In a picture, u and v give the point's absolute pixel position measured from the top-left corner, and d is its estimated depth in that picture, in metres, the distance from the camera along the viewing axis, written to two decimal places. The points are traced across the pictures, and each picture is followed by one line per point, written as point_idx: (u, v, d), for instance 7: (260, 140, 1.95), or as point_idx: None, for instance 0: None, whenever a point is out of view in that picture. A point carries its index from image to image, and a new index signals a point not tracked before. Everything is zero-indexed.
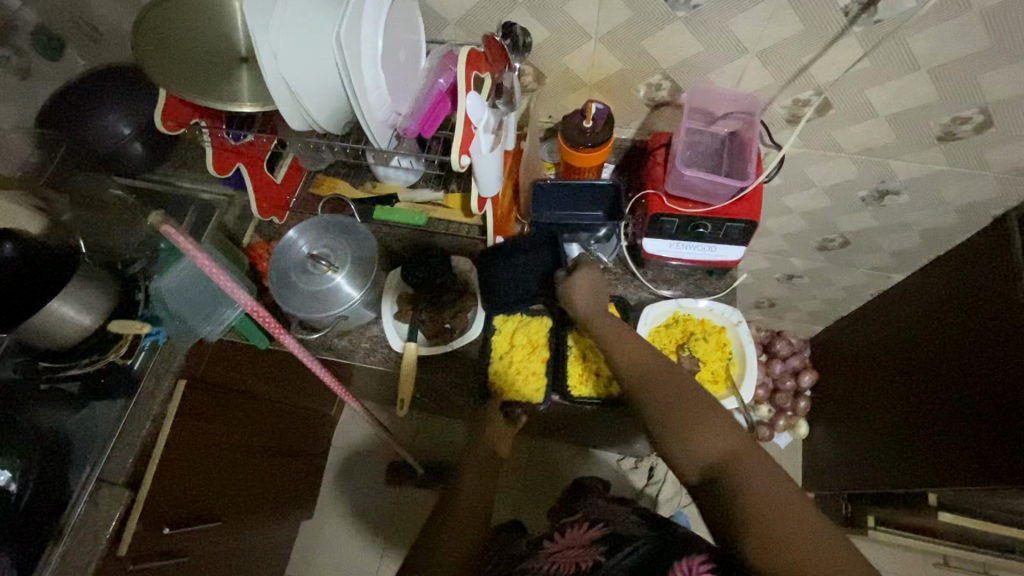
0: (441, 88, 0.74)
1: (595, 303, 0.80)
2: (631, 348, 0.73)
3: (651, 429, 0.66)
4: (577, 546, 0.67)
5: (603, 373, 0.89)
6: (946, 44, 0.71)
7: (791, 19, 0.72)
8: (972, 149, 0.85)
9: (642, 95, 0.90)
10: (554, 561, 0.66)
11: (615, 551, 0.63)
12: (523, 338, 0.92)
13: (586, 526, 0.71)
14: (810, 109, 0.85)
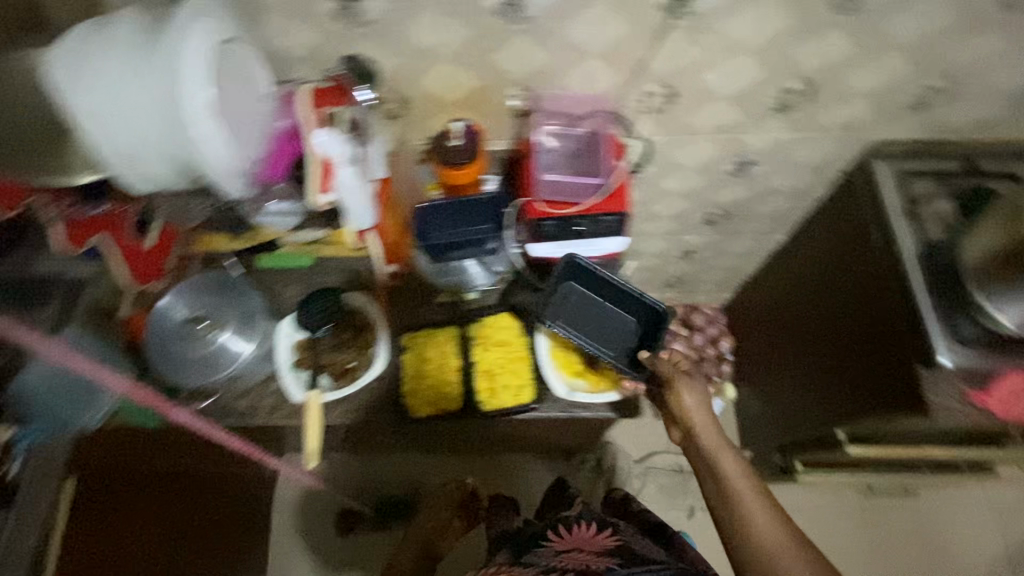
0: (281, 130, 0.76)
1: (716, 435, 0.81)
2: (741, 481, 0.73)
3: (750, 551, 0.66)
4: (587, 550, 0.87)
5: (512, 384, 0.90)
6: (757, 25, 0.78)
7: (618, 19, 0.76)
8: (806, 115, 0.93)
9: (505, 107, 0.92)
10: (568, 559, 0.85)
11: (629, 562, 0.80)
12: (433, 353, 0.92)
13: (594, 530, 0.92)
14: (660, 99, 0.90)
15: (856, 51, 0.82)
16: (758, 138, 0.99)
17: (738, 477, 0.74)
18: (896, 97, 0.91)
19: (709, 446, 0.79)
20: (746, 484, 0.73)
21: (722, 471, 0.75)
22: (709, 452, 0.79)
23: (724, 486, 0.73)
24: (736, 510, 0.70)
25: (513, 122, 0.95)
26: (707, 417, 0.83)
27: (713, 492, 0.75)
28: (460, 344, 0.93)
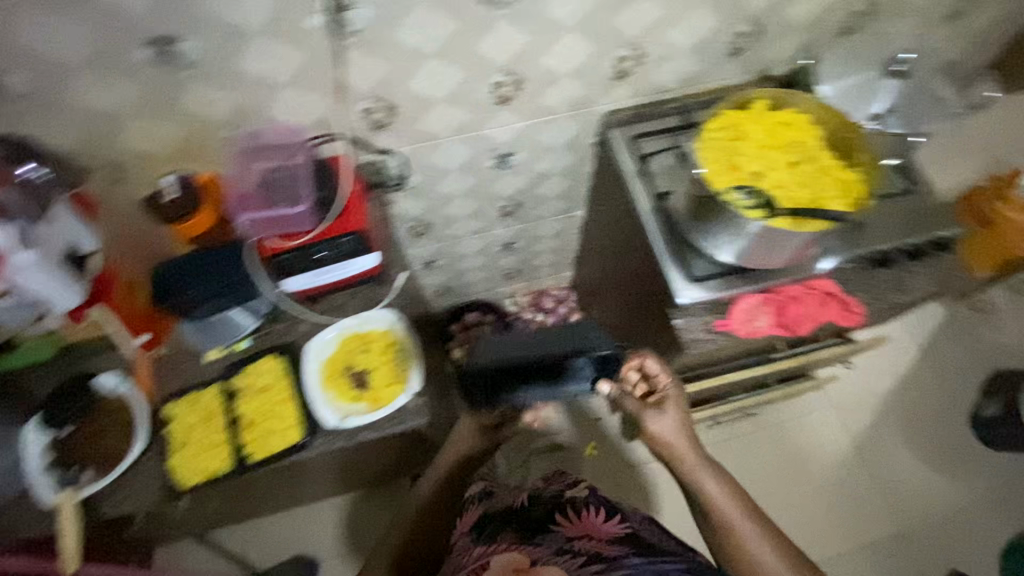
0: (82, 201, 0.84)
1: (704, 462, 0.83)
2: (733, 508, 0.78)
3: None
4: (598, 538, 0.75)
5: (349, 387, 0.86)
6: (575, 5, 0.82)
7: (445, 18, 0.78)
8: (646, 77, 1.01)
9: (362, 121, 0.92)
10: (578, 545, 0.74)
11: (645, 553, 0.70)
12: (258, 382, 0.88)
13: (604, 517, 0.80)
14: (509, 87, 0.94)
15: (671, 11, 0.88)
16: (610, 104, 1.06)
17: (731, 505, 0.78)
18: (720, 46, 0.97)
19: (697, 475, 0.82)
20: (737, 509, 0.78)
21: (712, 500, 0.80)
22: (696, 486, 0.82)
23: (716, 519, 0.78)
24: (732, 545, 0.75)
25: (375, 134, 0.95)
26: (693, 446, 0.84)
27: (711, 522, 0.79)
28: (284, 362, 0.89)
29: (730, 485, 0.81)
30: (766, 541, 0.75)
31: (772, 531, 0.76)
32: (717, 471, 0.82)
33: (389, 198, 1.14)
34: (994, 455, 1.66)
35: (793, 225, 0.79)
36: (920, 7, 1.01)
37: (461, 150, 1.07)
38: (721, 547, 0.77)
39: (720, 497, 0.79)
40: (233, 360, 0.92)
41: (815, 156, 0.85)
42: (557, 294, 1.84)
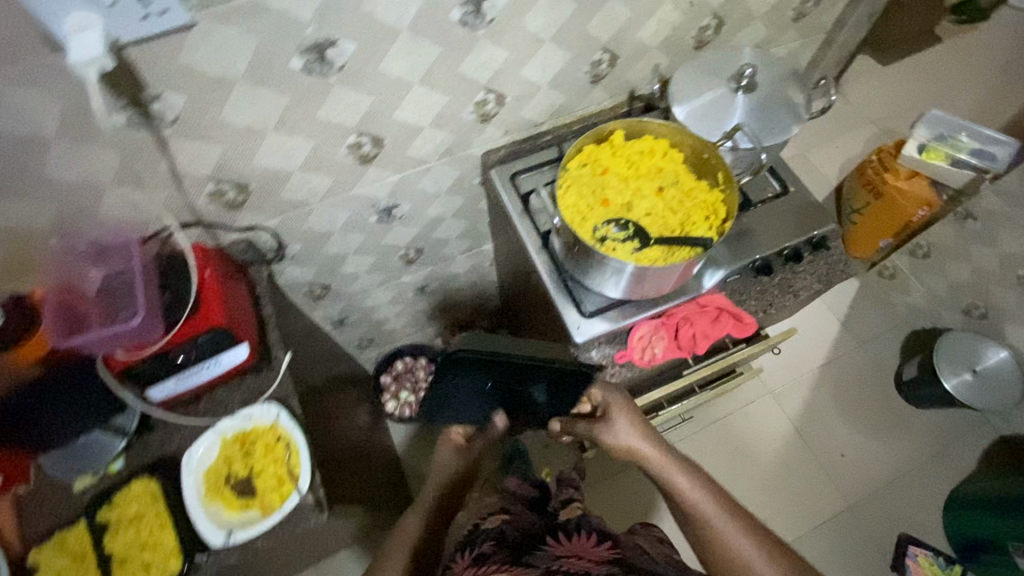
0: None
1: (680, 465, 0.81)
2: (714, 509, 0.75)
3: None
4: (587, 559, 0.67)
5: (234, 489, 0.80)
6: (413, 62, 0.79)
7: (272, 94, 0.73)
8: (510, 114, 0.99)
9: (213, 204, 0.86)
10: (565, 566, 0.65)
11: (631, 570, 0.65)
12: (133, 510, 0.78)
13: (595, 540, 0.71)
14: (368, 146, 0.90)
15: (517, 52, 0.87)
16: (484, 144, 1.03)
17: (711, 507, 0.75)
18: (577, 75, 0.97)
19: (671, 477, 0.80)
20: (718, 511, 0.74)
21: (693, 502, 0.76)
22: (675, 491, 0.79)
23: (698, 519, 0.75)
24: (720, 547, 0.71)
25: (233, 213, 0.90)
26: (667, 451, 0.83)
27: (692, 526, 0.75)
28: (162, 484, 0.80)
29: (709, 487, 0.78)
30: (755, 540, 0.71)
31: (758, 531, 0.72)
32: (694, 473, 0.80)
33: (272, 270, 1.08)
34: (921, 414, 1.73)
35: (666, 255, 0.80)
36: (761, 14, 1.04)
37: (337, 213, 1.02)
38: (707, 552, 0.72)
39: (698, 493, 0.77)
40: (101, 488, 0.80)
41: (675, 182, 0.85)
42: (484, 327, 1.77)
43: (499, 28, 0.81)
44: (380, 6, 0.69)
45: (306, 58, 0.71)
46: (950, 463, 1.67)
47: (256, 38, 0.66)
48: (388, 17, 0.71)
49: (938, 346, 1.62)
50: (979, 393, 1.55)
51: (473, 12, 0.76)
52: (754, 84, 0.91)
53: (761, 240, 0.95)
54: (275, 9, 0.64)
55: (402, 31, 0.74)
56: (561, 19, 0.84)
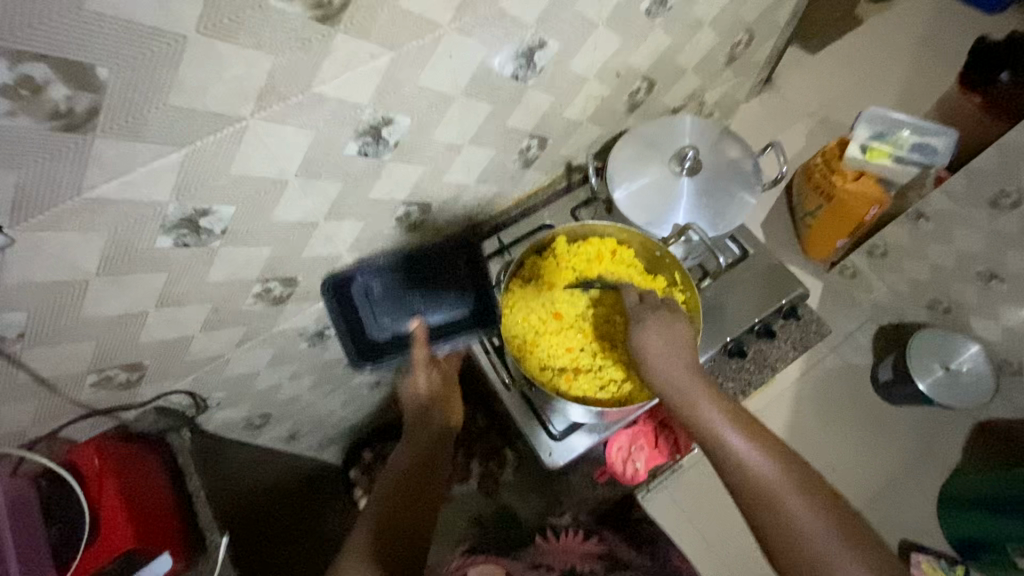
0: None
1: (768, 454, 0.64)
2: (814, 521, 0.59)
3: (790, 546, 0.59)
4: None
5: None
6: (311, 204, 0.68)
7: (141, 276, 0.61)
8: (439, 217, 0.88)
9: (102, 391, 0.73)
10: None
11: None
12: None
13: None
14: (278, 289, 0.78)
15: (434, 164, 0.76)
16: None
17: (812, 517, 0.59)
18: (507, 164, 0.88)
19: (761, 477, 0.62)
20: (822, 524, 0.58)
21: (785, 508, 0.60)
22: (764, 491, 0.61)
23: (793, 530, 0.59)
24: (818, 568, 0.57)
25: (130, 391, 0.76)
26: (751, 437, 0.65)
27: (782, 542, 0.59)
28: None
29: (804, 488, 0.61)
30: (862, 557, 0.56)
31: (866, 546, 0.57)
32: (787, 469, 0.62)
33: (196, 423, 0.94)
34: (902, 411, 1.70)
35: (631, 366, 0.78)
36: (693, 66, 0.96)
37: (260, 353, 0.89)
38: (798, 568, 0.58)
39: (792, 494, 0.60)
40: None
41: (629, 285, 0.83)
42: None
43: (408, 148, 0.70)
44: (255, 163, 0.57)
45: (175, 234, 0.59)
46: (937, 458, 1.65)
47: (103, 235, 0.53)
48: (269, 173, 0.60)
49: (908, 346, 1.60)
50: (952, 391, 1.55)
51: (373, 141, 0.65)
52: (698, 164, 0.85)
53: (730, 319, 0.87)
54: (119, 202, 0.52)
55: (290, 179, 0.62)
56: (477, 122, 0.74)
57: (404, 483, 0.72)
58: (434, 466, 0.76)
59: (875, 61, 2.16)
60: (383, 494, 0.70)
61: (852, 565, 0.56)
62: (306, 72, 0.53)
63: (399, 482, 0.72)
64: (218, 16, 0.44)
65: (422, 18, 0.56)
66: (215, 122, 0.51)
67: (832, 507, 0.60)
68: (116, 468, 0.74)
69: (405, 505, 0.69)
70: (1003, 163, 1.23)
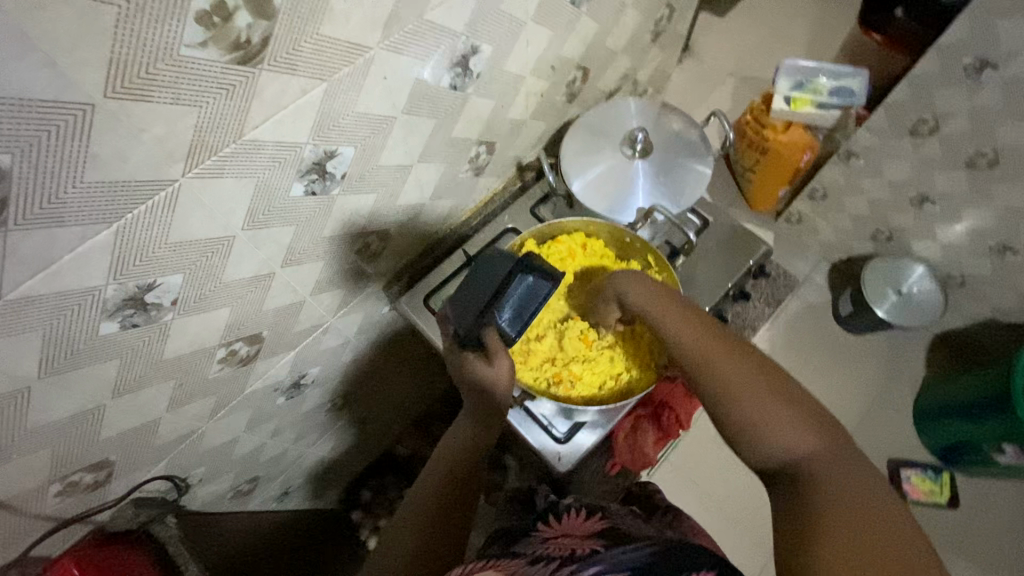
0: None
1: (711, 333, 0.62)
2: (752, 387, 0.56)
3: (724, 410, 0.57)
4: (575, 536, 0.68)
5: None
6: (264, 256, 0.63)
7: (92, 366, 0.55)
8: (399, 241, 0.85)
9: (71, 497, 0.66)
10: (552, 546, 0.65)
11: (615, 542, 0.63)
12: None
13: (584, 516, 0.73)
14: (244, 348, 0.72)
15: (385, 190, 0.73)
16: (379, 278, 0.89)
17: (750, 381, 0.57)
18: (459, 175, 0.85)
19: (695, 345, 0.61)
20: (760, 389, 0.56)
21: (728, 375, 0.58)
22: (704, 359, 0.60)
23: (733, 393, 0.56)
24: (755, 426, 0.54)
25: (100, 491, 0.69)
26: (688, 316, 0.65)
27: (722, 400, 0.57)
28: None
29: (745, 356, 0.59)
30: (802, 423, 0.53)
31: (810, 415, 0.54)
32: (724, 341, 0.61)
33: (180, 506, 0.88)
34: (866, 339, 1.79)
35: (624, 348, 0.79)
36: (622, 47, 0.97)
37: (236, 419, 0.84)
38: (744, 436, 0.55)
39: (733, 360, 0.59)
40: None
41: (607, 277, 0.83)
42: (449, 405, 1.48)
43: (356, 178, 0.66)
44: (196, 226, 0.53)
45: (120, 317, 0.53)
46: (905, 376, 1.74)
47: (38, 333, 0.48)
48: (212, 232, 0.55)
49: (862, 278, 1.68)
50: (906, 313, 1.64)
51: (319, 178, 0.62)
52: (648, 146, 0.85)
53: (705, 290, 0.88)
54: (49, 296, 0.46)
55: (238, 234, 0.58)
56: (423, 138, 0.72)
57: (438, 504, 0.66)
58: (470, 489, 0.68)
59: (780, 15, 2.25)
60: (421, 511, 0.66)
61: (791, 429, 0.53)
62: (235, 120, 0.49)
63: (432, 504, 0.66)
64: (127, 76, 0.40)
65: (348, 43, 0.52)
66: (142, 190, 0.46)
67: (776, 377, 0.57)
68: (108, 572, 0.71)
69: (438, 530, 0.65)
70: (916, 94, 1.31)
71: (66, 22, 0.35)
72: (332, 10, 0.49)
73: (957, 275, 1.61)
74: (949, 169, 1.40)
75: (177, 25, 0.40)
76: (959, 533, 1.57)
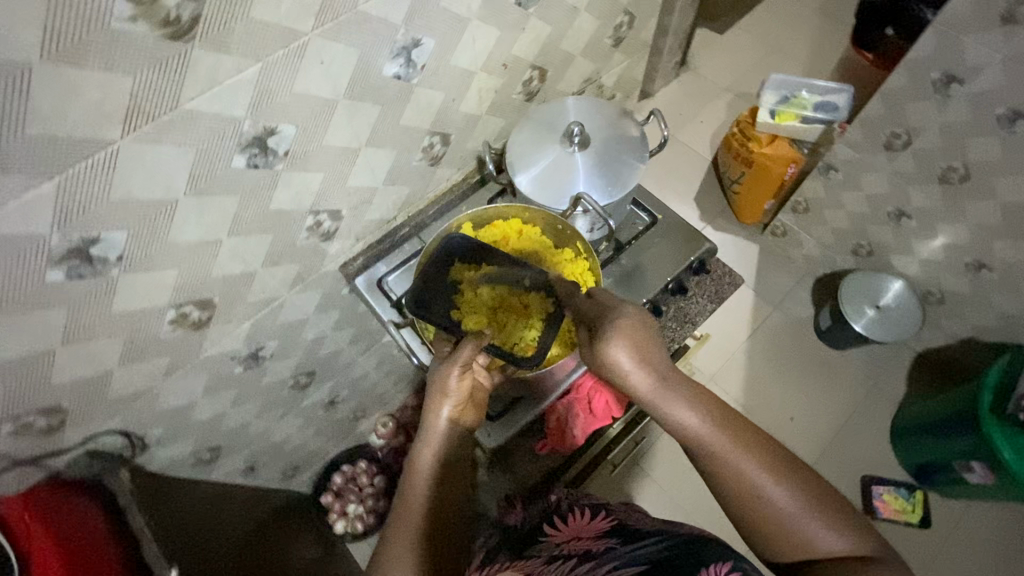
0: None
1: (728, 436, 0.63)
2: (776, 484, 0.59)
3: (750, 519, 0.60)
4: (586, 536, 0.72)
5: None
6: (209, 223, 0.69)
7: (42, 311, 0.61)
8: (354, 222, 0.90)
9: (25, 438, 0.72)
10: (566, 547, 0.70)
11: (628, 539, 0.66)
12: None
13: (590, 516, 0.76)
14: (195, 311, 0.78)
15: (333, 171, 0.78)
16: (336, 258, 0.94)
17: (783, 492, 0.58)
18: (413, 164, 0.91)
19: (704, 436, 0.63)
20: (795, 498, 0.58)
21: (761, 488, 0.59)
22: (729, 468, 0.61)
23: (765, 508, 0.59)
24: (795, 538, 0.57)
25: (54, 437, 0.75)
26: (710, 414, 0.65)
27: (754, 511, 0.59)
28: None
29: (775, 460, 0.61)
30: (845, 529, 0.56)
31: (829, 505, 0.58)
32: (741, 438, 0.62)
33: (138, 463, 0.93)
34: (847, 354, 1.78)
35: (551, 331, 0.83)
36: (580, 50, 1.02)
37: (192, 383, 0.89)
38: (781, 544, 0.58)
39: (761, 473, 0.60)
40: None
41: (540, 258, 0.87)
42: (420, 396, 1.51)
43: (300, 156, 0.72)
44: (137, 186, 0.59)
45: (62, 267, 0.59)
46: (883, 393, 1.72)
47: None
48: (154, 194, 0.61)
49: (840, 291, 1.68)
50: (885, 327, 1.63)
51: (261, 152, 0.67)
52: (586, 139, 0.89)
53: (645, 282, 0.92)
54: None
55: (180, 198, 0.63)
56: (370, 123, 0.77)
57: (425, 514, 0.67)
58: (456, 491, 0.72)
59: (776, 32, 2.28)
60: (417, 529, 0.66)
61: (831, 537, 0.56)
62: (170, 90, 0.54)
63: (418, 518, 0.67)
64: (62, 43, 0.46)
65: (281, 27, 0.58)
66: (83, 147, 0.52)
67: (810, 482, 0.59)
68: (48, 511, 0.77)
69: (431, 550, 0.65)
70: (888, 109, 1.32)
71: None
72: None
73: (936, 292, 1.60)
74: (923, 183, 1.40)
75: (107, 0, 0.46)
76: (932, 555, 1.53)
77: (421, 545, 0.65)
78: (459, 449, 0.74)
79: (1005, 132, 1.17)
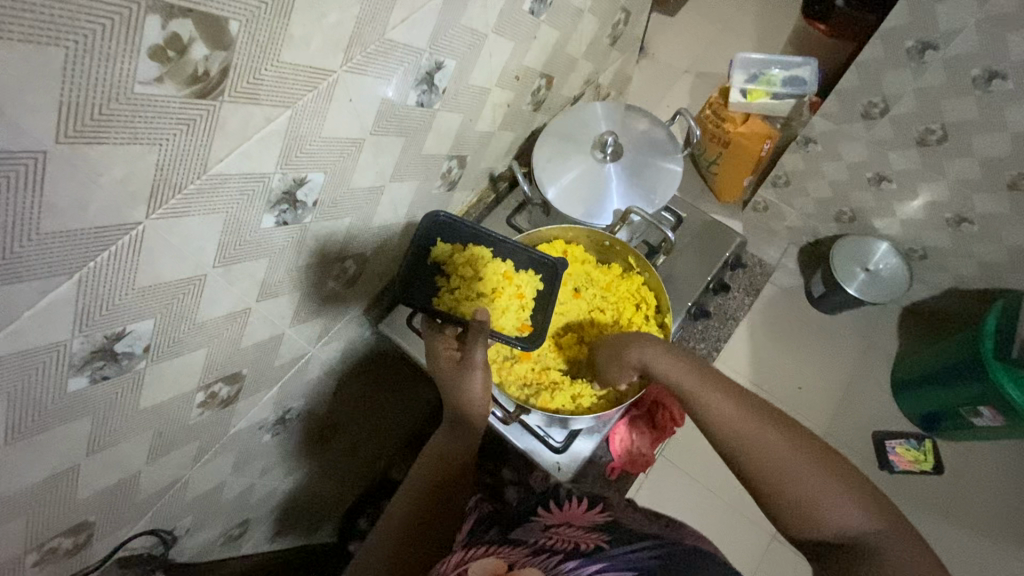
0: None
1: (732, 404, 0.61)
2: (802, 460, 0.54)
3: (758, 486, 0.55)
4: (579, 526, 0.64)
5: None
6: (238, 293, 0.61)
7: (63, 427, 0.52)
8: (377, 263, 0.84)
9: (48, 565, 0.62)
10: (554, 536, 0.62)
11: (622, 538, 0.59)
12: None
13: (586, 507, 0.70)
14: (225, 388, 0.70)
15: (359, 214, 0.72)
16: (360, 302, 0.87)
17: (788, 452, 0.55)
18: (432, 192, 0.85)
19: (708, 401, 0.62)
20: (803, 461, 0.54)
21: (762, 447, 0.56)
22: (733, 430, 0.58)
23: (770, 470, 0.55)
24: (804, 501, 0.52)
25: (80, 555, 0.65)
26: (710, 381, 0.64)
27: (760, 473, 0.55)
28: None
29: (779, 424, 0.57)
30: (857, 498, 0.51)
31: (859, 485, 0.53)
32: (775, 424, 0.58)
33: (167, 559, 0.84)
34: (842, 317, 1.84)
35: None
36: (582, 53, 0.98)
37: (220, 463, 0.80)
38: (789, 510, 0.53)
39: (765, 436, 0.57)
40: None
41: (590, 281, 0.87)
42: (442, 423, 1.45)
43: (328, 204, 0.65)
44: (165, 268, 0.51)
45: (85, 374, 0.50)
46: (880, 351, 1.79)
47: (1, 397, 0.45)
48: (182, 272, 0.53)
49: (830, 258, 1.72)
50: (876, 289, 1.69)
51: (290, 207, 0.60)
52: (619, 149, 0.87)
53: (688, 285, 0.90)
54: (12, 356, 0.43)
55: (209, 272, 0.55)
56: (393, 157, 0.71)
57: (422, 505, 0.68)
58: (454, 494, 0.70)
59: (727, 9, 2.31)
60: (408, 500, 0.68)
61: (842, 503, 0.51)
62: (198, 155, 0.47)
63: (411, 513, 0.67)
64: (79, 119, 0.38)
65: (312, 68, 0.51)
66: (105, 234, 0.44)
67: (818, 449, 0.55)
68: None
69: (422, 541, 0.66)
70: (864, 79, 1.33)
71: (9, 73, 0.33)
72: (291, 37, 0.47)
73: (919, 249, 1.67)
74: (902, 148, 1.43)
75: (129, 62, 0.38)
76: (944, 497, 1.62)
77: (404, 535, 0.65)
78: (467, 452, 0.71)
79: (981, 91, 1.19)
